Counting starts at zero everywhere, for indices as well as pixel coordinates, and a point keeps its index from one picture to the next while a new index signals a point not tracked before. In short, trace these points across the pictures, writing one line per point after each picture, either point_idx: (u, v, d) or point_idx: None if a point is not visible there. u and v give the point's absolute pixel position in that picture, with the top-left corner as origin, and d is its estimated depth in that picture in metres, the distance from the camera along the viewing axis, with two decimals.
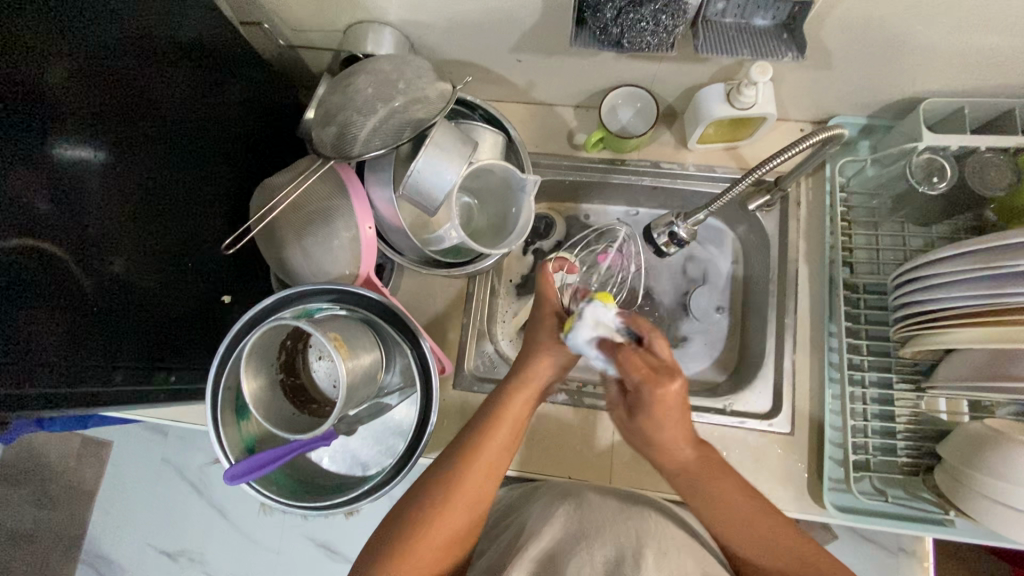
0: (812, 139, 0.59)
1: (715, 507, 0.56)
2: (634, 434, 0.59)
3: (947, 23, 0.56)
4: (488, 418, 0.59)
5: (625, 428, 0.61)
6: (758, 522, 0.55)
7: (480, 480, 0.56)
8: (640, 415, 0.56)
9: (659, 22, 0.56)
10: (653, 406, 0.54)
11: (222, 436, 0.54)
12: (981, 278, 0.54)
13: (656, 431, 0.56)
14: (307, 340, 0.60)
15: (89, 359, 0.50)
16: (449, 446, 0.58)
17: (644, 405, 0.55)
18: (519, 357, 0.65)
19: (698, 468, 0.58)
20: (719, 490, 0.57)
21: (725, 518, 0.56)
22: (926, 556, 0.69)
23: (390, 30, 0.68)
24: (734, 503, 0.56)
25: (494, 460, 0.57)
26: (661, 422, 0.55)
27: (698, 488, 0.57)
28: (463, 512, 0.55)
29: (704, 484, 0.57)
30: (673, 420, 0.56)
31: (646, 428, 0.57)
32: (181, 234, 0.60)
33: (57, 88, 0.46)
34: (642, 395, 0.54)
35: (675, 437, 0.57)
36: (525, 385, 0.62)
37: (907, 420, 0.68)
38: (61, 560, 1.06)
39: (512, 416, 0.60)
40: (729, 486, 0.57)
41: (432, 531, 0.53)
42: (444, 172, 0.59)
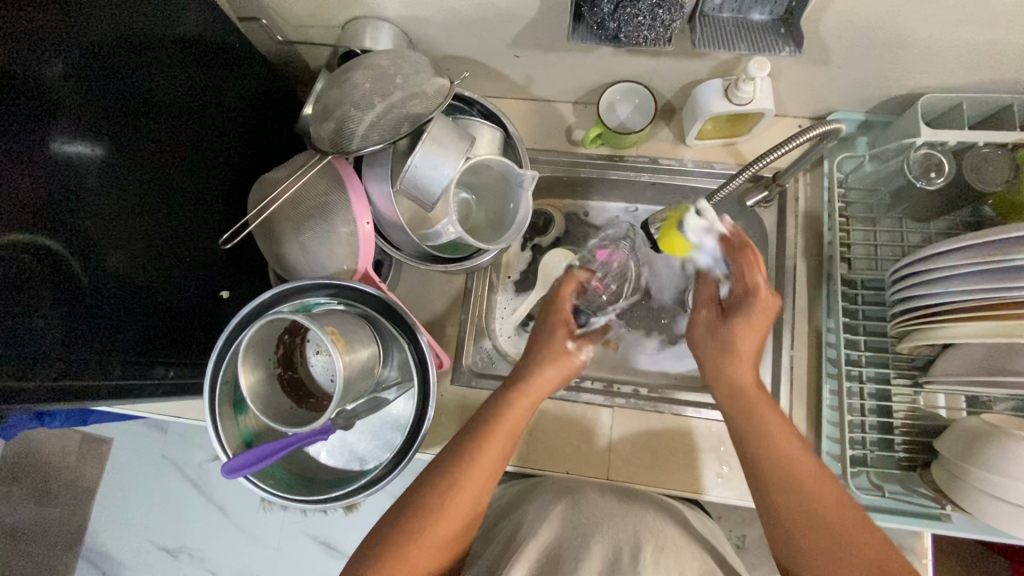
0: (810, 134, 0.59)
1: (779, 463, 0.55)
2: (711, 338, 0.65)
3: (946, 18, 0.56)
4: (486, 424, 0.59)
5: (704, 331, 0.66)
6: (793, 452, 0.56)
7: (476, 488, 0.56)
8: (732, 317, 0.63)
9: (656, 16, 0.55)
10: (750, 321, 0.61)
11: (220, 431, 0.54)
12: (978, 272, 0.55)
13: (742, 338, 0.62)
14: (305, 334, 0.61)
15: (88, 352, 0.50)
16: (444, 453, 0.59)
17: (734, 316, 0.62)
18: (518, 366, 0.66)
19: (750, 397, 0.60)
20: (784, 450, 0.56)
21: (784, 479, 0.54)
22: (925, 552, 0.69)
23: (388, 25, 0.68)
24: (793, 463, 0.55)
25: (490, 467, 0.57)
26: (746, 334, 0.62)
27: (759, 441, 0.57)
28: (458, 518, 0.55)
29: (771, 436, 0.57)
30: (754, 331, 0.62)
31: (734, 332, 0.62)
32: (179, 229, 0.60)
33: (57, 83, 0.46)
34: (742, 304, 0.62)
35: (749, 347, 0.62)
36: (520, 394, 0.62)
37: (904, 415, 0.68)
38: (62, 557, 1.06)
39: (510, 423, 0.60)
40: (797, 448, 0.56)
41: (428, 536, 0.53)
42: (441, 166, 0.59)
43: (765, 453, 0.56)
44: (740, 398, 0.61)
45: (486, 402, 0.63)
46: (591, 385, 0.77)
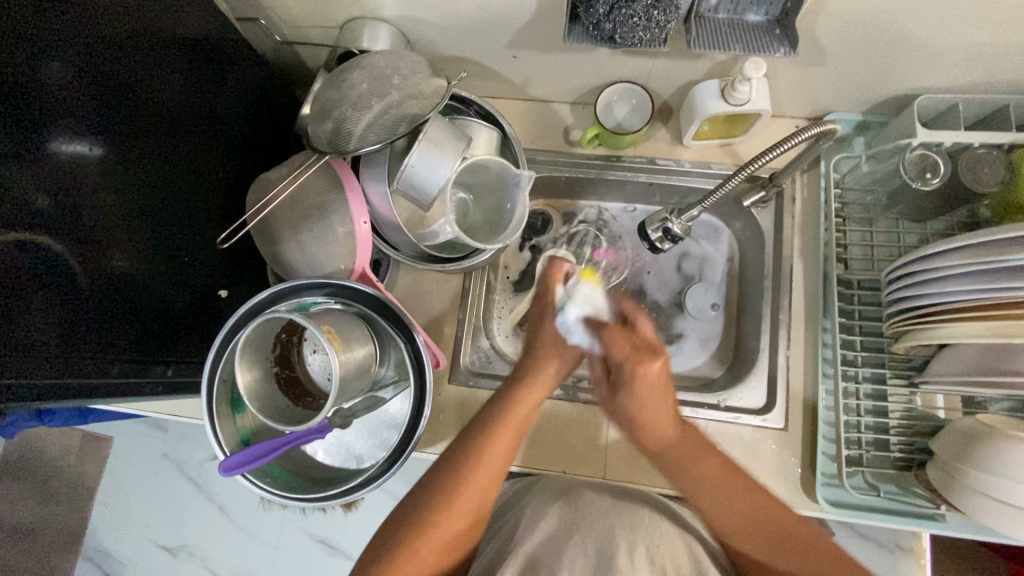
0: (805, 134, 0.60)
1: (726, 513, 0.56)
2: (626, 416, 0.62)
3: (941, 19, 0.56)
4: (489, 425, 0.59)
5: (616, 414, 0.63)
6: (739, 496, 0.56)
7: (482, 486, 0.56)
8: (622, 394, 0.61)
9: (650, 17, 0.56)
10: (636, 390, 0.60)
11: (217, 429, 0.55)
12: (972, 272, 0.55)
13: (641, 408, 0.61)
14: (302, 333, 0.61)
15: (88, 350, 0.51)
16: (449, 449, 0.59)
17: (625, 385, 0.61)
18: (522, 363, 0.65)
19: (677, 453, 0.59)
20: (712, 480, 0.57)
21: (730, 515, 0.56)
22: (922, 553, 0.69)
23: (385, 26, 0.68)
24: (752, 502, 0.56)
25: (494, 467, 0.57)
26: (653, 399, 0.60)
27: (702, 496, 0.57)
28: (462, 515, 0.55)
29: (691, 467, 0.58)
30: (659, 398, 0.60)
31: (631, 401, 0.61)
32: (179, 228, 0.61)
33: (59, 85, 0.47)
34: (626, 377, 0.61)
35: (658, 407, 0.60)
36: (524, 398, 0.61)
37: (900, 415, 0.68)
38: (62, 555, 1.07)
39: (515, 423, 0.59)
40: (711, 459, 0.58)
41: (435, 534, 0.54)
42: (438, 167, 0.60)
43: (692, 488, 0.58)
44: (670, 454, 0.59)
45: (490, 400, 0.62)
46: (588, 385, 0.77)
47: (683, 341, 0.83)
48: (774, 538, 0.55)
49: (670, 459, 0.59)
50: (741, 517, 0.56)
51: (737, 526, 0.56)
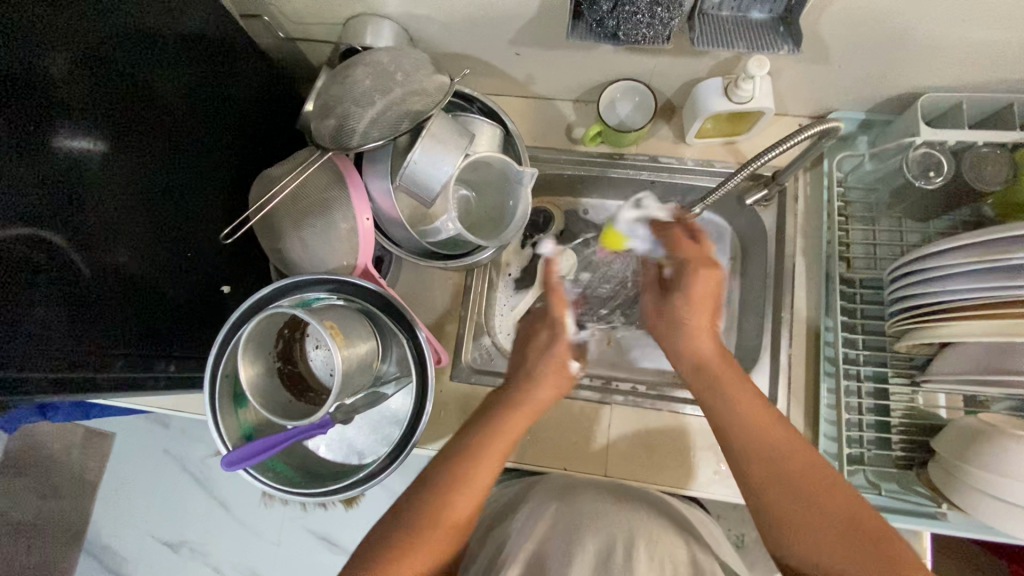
0: (809, 132, 0.59)
1: (764, 450, 0.53)
2: (677, 330, 0.63)
3: (946, 17, 0.56)
4: (479, 439, 0.59)
5: (670, 321, 0.64)
6: (782, 443, 0.53)
7: (479, 484, 0.57)
8: (678, 299, 0.63)
9: (654, 13, 0.56)
10: (693, 293, 0.62)
11: (220, 424, 0.55)
12: (976, 271, 0.55)
13: (688, 316, 0.62)
14: (305, 329, 0.61)
15: (91, 345, 0.51)
16: (432, 469, 0.58)
17: (682, 288, 0.63)
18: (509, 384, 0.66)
19: (717, 367, 0.59)
20: (760, 423, 0.55)
21: (767, 458, 0.53)
22: (923, 553, 0.69)
23: (388, 23, 0.68)
24: (790, 451, 0.53)
25: (492, 466, 0.58)
26: (702, 312, 0.62)
27: (732, 420, 0.56)
28: (460, 513, 0.56)
29: (731, 398, 0.57)
30: (703, 310, 0.61)
31: (685, 302, 0.62)
32: (181, 222, 0.61)
33: (61, 80, 0.47)
34: (685, 278, 0.63)
35: (704, 324, 0.62)
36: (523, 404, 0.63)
37: (902, 414, 0.68)
38: (65, 550, 1.07)
39: (513, 426, 0.61)
40: (756, 404, 0.56)
41: (431, 535, 0.54)
42: (440, 163, 0.60)
43: (732, 425, 0.55)
44: (709, 368, 0.60)
45: (478, 420, 0.63)
46: (590, 382, 0.77)
47: None
48: (805, 489, 0.50)
49: (705, 374, 0.60)
50: (774, 463, 0.52)
51: (765, 471, 0.52)
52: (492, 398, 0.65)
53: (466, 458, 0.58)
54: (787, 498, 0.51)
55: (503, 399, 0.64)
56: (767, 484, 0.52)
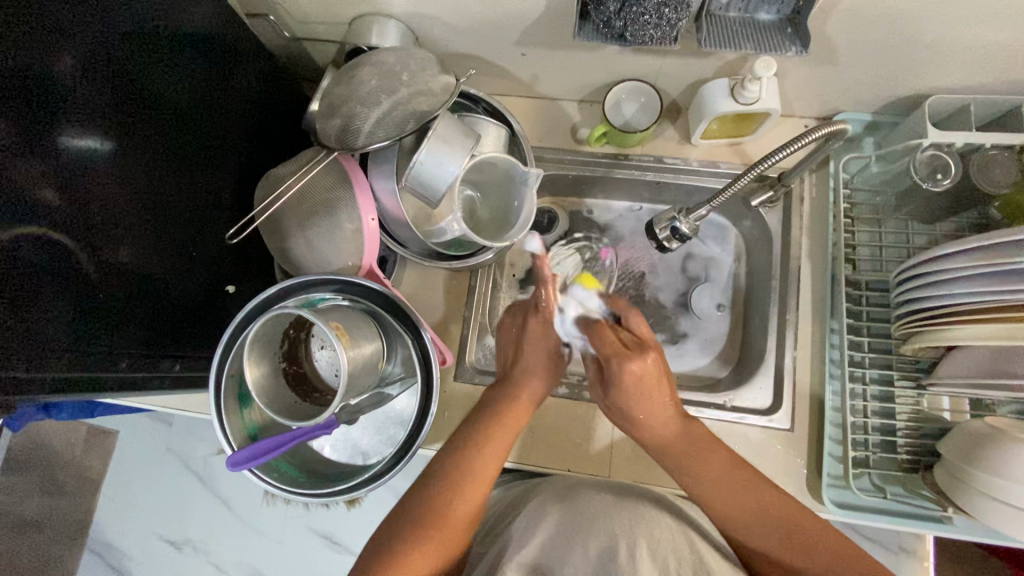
0: (816, 134, 0.59)
1: (730, 491, 0.58)
2: (632, 404, 0.62)
3: (955, 19, 0.56)
4: (481, 430, 0.62)
5: (613, 406, 0.64)
6: (752, 487, 0.58)
7: (481, 484, 0.59)
8: (617, 384, 0.61)
9: (661, 14, 0.55)
10: (632, 376, 0.59)
11: (226, 424, 0.55)
12: (985, 274, 0.54)
13: (635, 402, 0.61)
14: (310, 329, 0.61)
15: (96, 344, 0.51)
16: (437, 460, 0.61)
17: (615, 380, 0.61)
18: (506, 376, 0.69)
19: (676, 437, 0.61)
20: (711, 461, 0.60)
21: (737, 499, 0.58)
22: (926, 556, 0.68)
23: (394, 23, 0.68)
24: (761, 495, 0.57)
25: (493, 466, 0.61)
26: (649, 392, 0.60)
27: (699, 475, 0.60)
28: (463, 513, 0.57)
29: (687, 455, 0.61)
30: (654, 392, 0.61)
31: (627, 387, 0.60)
32: (186, 222, 0.61)
33: (71, 81, 0.47)
34: (618, 372, 0.60)
35: (658, 397, 0.61)
36: (516, 408, 0.65)
37: (907, 417, 0.68)
38: (67, 548, 1.08)
39: (510, 428, 0.63)
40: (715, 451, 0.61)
41: (440, 524, 0.56)
42: (446, 164, 0.60)
43: (686, 468, 0.61)
44: (671, 449, 0.61)
45: (478, 412, 0.65)
46: (594, 383, 0.78)
47: (688, 341, 0.83)
48: (770, 523, 0.56)
49: (671, 454, 0.61)
50: (730, 492, 0.58)
51: (735, 508, 0.58)
52: (481, 400, 0.67)
53: (468, 451, 0.60)
54: (749, 520, 0.57)
55: (498, 392, 0.66)
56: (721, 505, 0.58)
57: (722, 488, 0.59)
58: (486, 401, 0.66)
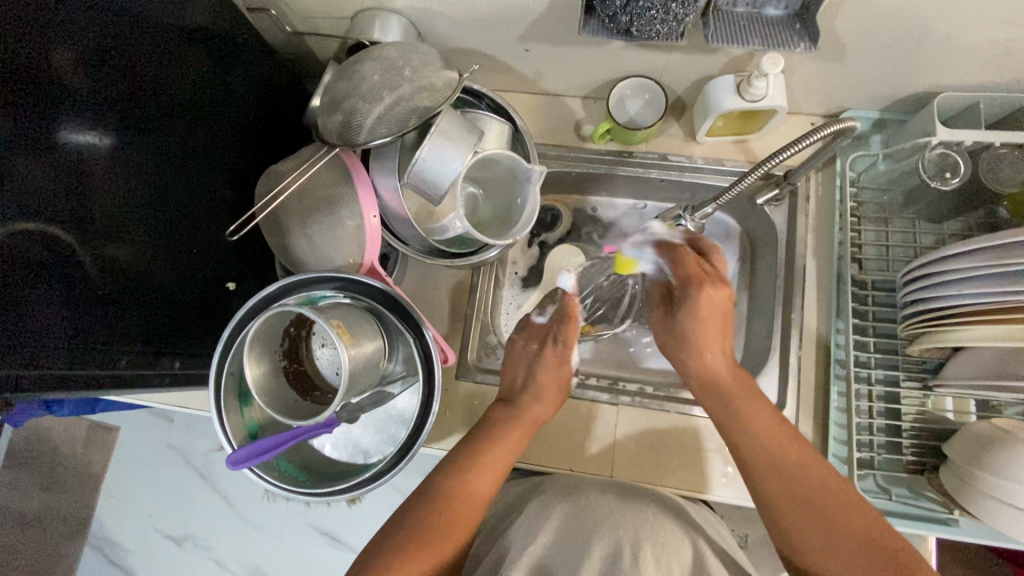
0: (824, 132, 0.58)
1: (787, 477, 0.55)
2: (684, 340, 0.65)
3: (967, 15, 0.55)
4: (479, 450, 0.62)
5: (673, 335, 0.67)
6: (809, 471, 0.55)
7: (479, 495, 0.59)
8: (687, 314, 0.64)
9: (668, 9, 0.55)
10: (699, 309, 0.63)
11: (226, 423, 0.55)
12: (995, 275, 0.54)
13: (696, 329, 0.64)
14: (311, 327, 0.60)
15: (96, 342, 0.50)
16: (431, 477, 0.60)
17: (687, 308, 0.64)
18: (507, 398, 0.69)
19: (743, 403, 0.61)
20: (771, 435, 0.58)
21: (791, 490, 0.55)
22: (929, 557, 0.67)
23: (396, 17, 0.67)
24: (816, 479, 0.55)
25: (492, 479, 0.61)
26: (710, 324, 0.63)
27: (761, 462, 0.57)
28: (463, 521, 0.57)
29: (742, 411, 0.60)
30: (713, 324, 0.63)
31: (694, 323, 0.64)
32: (186, 219, 0.60)
33: (70, 75, 0.46)
34: (688, 298, 0.64)
35: (714, 339, 0.64)
36: (516, 424, 0.65)
37: (913, 418, 0.67)
38: (69, 543, 1.08)
39: (510, 442, 0.64)
40: (775, 423, 0.59)
41: (434, 538, 0.54)
42: (449, 160, 0.59)
43: (734, 423, 0.60)
44: (716, 386, 0.63)
45: (475, 432, 0.65)
46: (596, 382, 0.77)
47: None
48: (823, 514, 0.53)
49: (713, 393, 0.63)
50: (790, 479, 0.55)
51: (786, 497, 0.55)
52: (481, 419, 0.67)
53: (466, 470, 0.60)
54: (804, 517, 0.53)
55: (501, 413, 0.66)
56: (778, 495, 0.55)
57: (785, 476, 0.56)
58: (486, 421, 0.66)
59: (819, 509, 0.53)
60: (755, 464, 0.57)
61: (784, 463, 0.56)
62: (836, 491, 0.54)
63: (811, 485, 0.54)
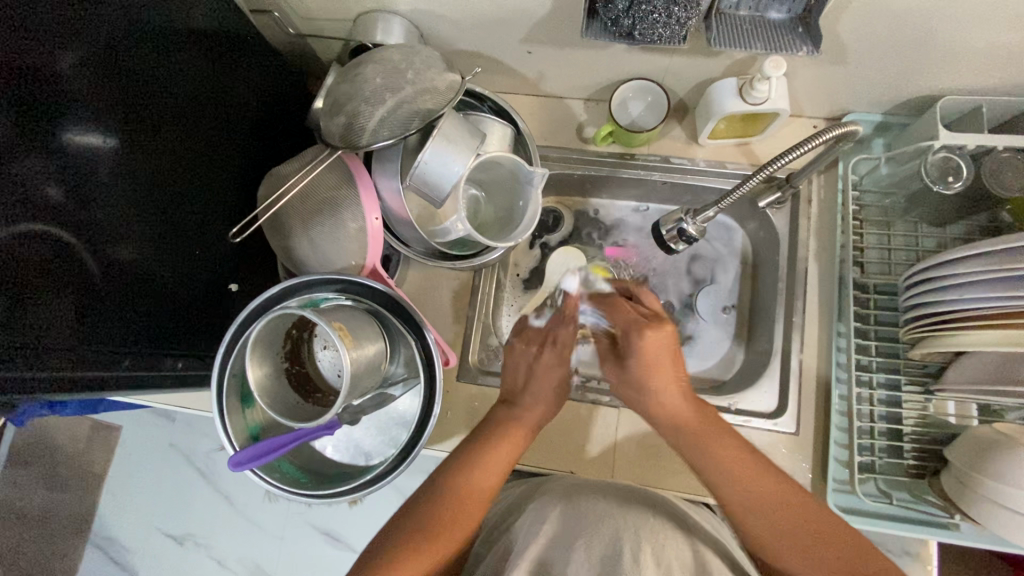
0: (826, 135, 0.58)
1: (759, 505, 0.55)
2: (640, 384, 0.64)
3: (970, 19, 0.55)
4: (483, 453, 0.61)
5: (624, 381, 0.66)
6: (777, 491, 0.55)
7: (483, 497, 0.59)
8: (634, 358, 0.64)
9: (670, 13, 0.55)
10: (644, 353, 0.63)
11: (228, 424, 0.55)
12: (995, 280, 0.54)
13: (648, 373, 0.63)
14: (313, 329, 0.61)
15: (99, 343, 0.50)
16: (435, 477, 0.60)
17: (634, 353, 0.64)
18: (509, 398, 0.68)
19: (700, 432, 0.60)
20: (723, 453, 0.58)
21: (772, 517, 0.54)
22: (930, 559, 0.68)
23: (399, 20, 0.67)
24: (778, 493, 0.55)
25: (496, 480, 0.60)
26: (663, 364, 0.63)
27: (734, 491, 0.56)
28: (464, 524, 0.57)
29: (704, 447, 0.59)
30: (666, 365, 0.63)
31: (641, 366, 0.64)
32: (190, 221, 0.61)
33: (72, 77, 0.47)
34: (632, 344, 0.64)
35: (667, 379, 0.63)
36: (520, 425, 0.65)
37: (914, 422, 0.67)
38: (70, 542, 1.08)
39: (514, 444, 0.63)
40: (727, 442, 0.58)
41: (434, 543, 0.55)
42: (450, 164, 0.59)
43: (704, 462, 0.58)
44: (683, 431, 0.61)
45: (479, 430, 0.64)
46: (597, 385, 0.77)
47: (694, 343, 0.83)
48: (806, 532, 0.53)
49: (684, 435, 0.61)
50: (762, 507, 0.55)
51: (768, 527, 0.54)
52: (484, 419, 0.66)
53: (468, 472, 0.60)
54: (788, 543, 0.53)
55: (503, 414, 0.65)
56: (748, 510, 0.55)
57: (751, 493, 0.55)
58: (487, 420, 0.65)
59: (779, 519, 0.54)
60: (727, 486, 0.56)
61: (732, 475, 0.56)
62: (796, 497, 0.55)
63: (758, 492, 0.55)
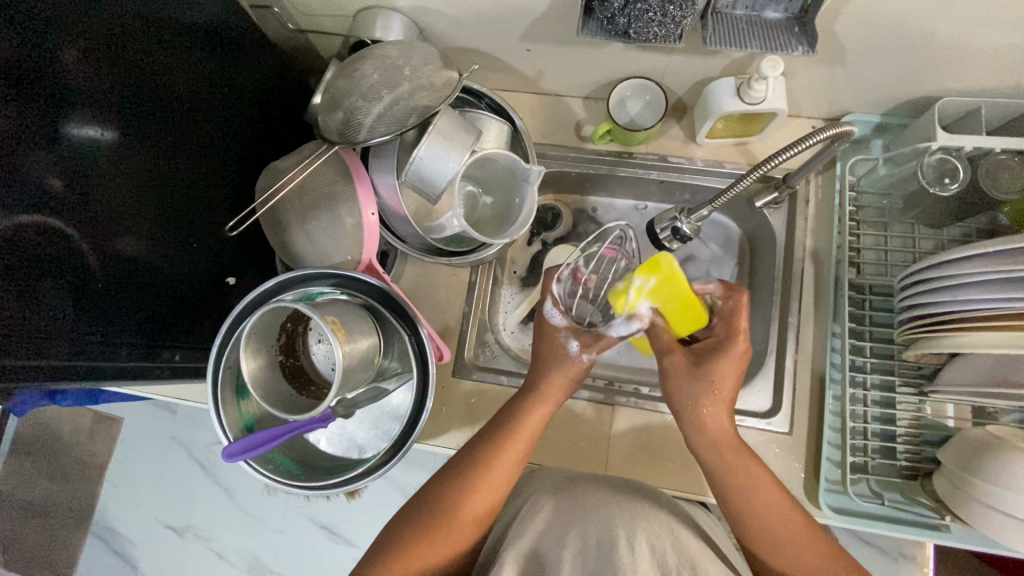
0: (821, 135, 0.58)
1: (762, 518, 0.56)
2: (697, 384, 0.61)
3: (967, 20, 0.54)
4: (504, 432, 0.61)
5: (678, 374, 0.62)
6: (772, 504, 0.57)
7: (505, 475, 0.59)
8: (714, 361, 0.61)
9: (666, 12, 0.55)
10: (731, 361, 0.60)
11: (221, 415, 0.55)
12: (991, 281, 0.53)
13: (722, 381, 0.60)
14: (307, 322, 0.61)
15: (96, 335, 0.51)
16: (461, 455, 0.61)
17: (718, 368, 0.60)
18: (531, 375, 0.67)
19: (730, 446, 0.59)
20: (747, 474, 0.58)
21: (771, 533, 0.56)
22: (926, 562, 0.72)
23: (399, 16, 0.67)
24: (777, 513, 0.56)
25: (518, 454, 0.60)
26: (732, 373, 0.61)
27: (741, 501, 0.57)
28: (486, 499, 0.58)
29: (739, 468, 0.58)
30: (733, 371, 0.60)
31: (719, 373, 0.60)
32: (187, 217, 0.61)
33: (72, 69, 0.47)
34: (720, 348, 0.61)
35: (727, 393, 0.61)
36: (545, 399, 0.64)
37: (908, 423, 0.67)
38: (71, 532, 1.09)
39: (535, 420, 0.62)
40: (757, 470, 0.58)
41: (453, 527, 0.56)
42: (446, 161, 0.59)
43: (731, 483, 0.58)
44: (722, 449, 0.59)
45: (505, 409, 0.64)
46: (591, 382, 0.77)
47: None
48: (789, 544, 0.55)
49: (721, 451, 0.59)
50: (762, 520, 0.56)
51: (764, 536, 0.56)
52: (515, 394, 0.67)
53: (494, 453, 0.60)
54: (780, 553, 0.56)
55: (523, 391, 0.65)
56: (765, 537, 0.56)
57: (754, 505, 0.57)
58: (508, 406, 0.64)
59: (786, 543, 0.55)
60: (747, 513, 0.57)
61: (758, 503, 0.57)
62: (789, 520, 0.56)
63: (755, 503, 0.57)
